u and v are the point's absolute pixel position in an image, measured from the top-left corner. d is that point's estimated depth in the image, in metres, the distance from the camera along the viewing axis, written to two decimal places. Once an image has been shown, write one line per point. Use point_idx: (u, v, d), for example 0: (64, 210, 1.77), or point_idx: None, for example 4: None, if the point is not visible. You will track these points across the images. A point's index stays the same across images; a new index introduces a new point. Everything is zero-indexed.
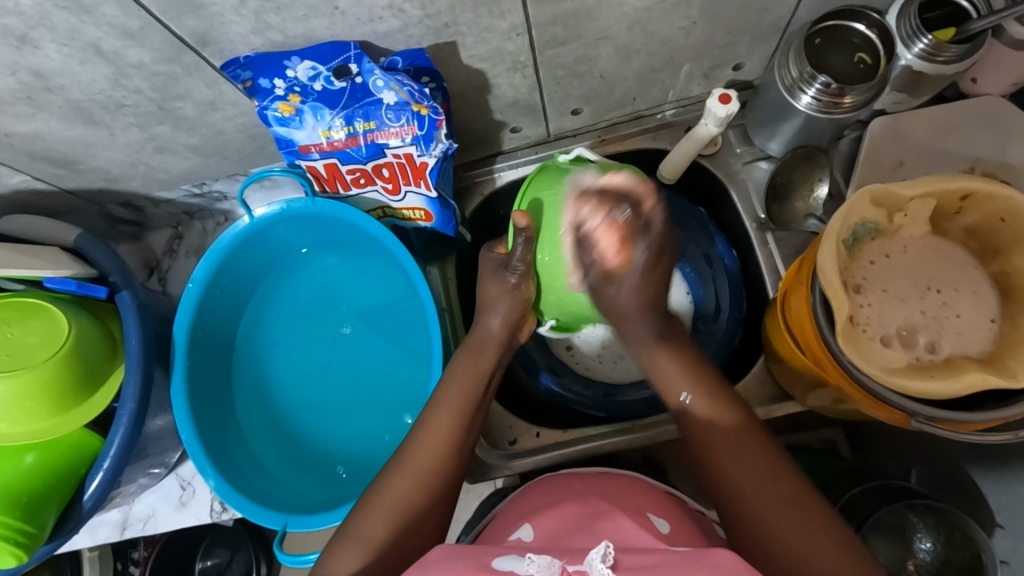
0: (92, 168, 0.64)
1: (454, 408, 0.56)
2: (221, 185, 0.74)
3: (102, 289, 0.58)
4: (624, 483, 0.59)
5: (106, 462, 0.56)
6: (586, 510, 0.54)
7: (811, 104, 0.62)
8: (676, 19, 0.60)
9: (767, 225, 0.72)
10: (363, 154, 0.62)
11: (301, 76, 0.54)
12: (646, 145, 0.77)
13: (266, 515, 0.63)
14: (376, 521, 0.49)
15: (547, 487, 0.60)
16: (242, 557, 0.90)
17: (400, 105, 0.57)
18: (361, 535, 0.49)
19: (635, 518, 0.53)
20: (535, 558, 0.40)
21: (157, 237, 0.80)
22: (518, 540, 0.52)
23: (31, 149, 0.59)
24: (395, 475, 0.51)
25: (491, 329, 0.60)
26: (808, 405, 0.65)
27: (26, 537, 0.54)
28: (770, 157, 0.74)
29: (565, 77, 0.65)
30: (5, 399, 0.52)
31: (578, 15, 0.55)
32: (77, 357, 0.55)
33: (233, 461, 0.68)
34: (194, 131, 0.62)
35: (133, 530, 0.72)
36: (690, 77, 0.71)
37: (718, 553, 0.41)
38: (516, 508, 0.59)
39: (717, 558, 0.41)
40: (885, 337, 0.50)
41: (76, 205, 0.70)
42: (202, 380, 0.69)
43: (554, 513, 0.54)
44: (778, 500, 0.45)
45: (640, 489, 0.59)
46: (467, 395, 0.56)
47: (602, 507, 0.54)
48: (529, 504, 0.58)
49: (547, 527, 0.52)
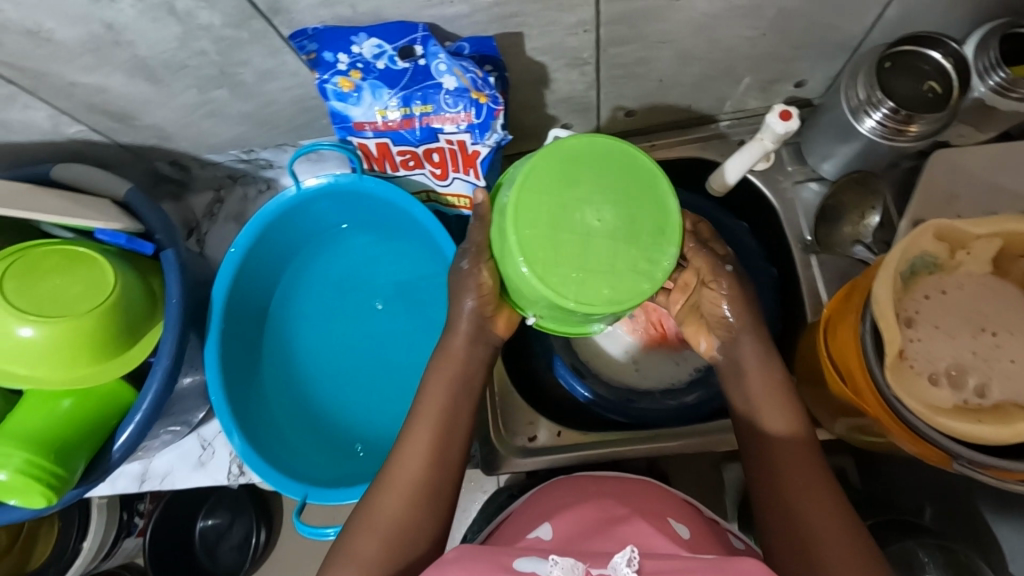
0: (147, 125, 0.65)
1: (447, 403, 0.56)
2: (269, 153, 0.74)
3: (149, 246, 0.60)
4: (642, 488, 0.59)
5: (138, 415, 0.57)
6: (605, 514, 0.54)
7: (873, 129, 0.61)
8: (744, 29, 0.59)
9: (812, 247, 0.71)
10: (416, 137, 0.61)
11: (366, 53, 0.55)
12: (693, 154, 0.76)
13: (288, 484, 0.64)
14: (367, 540, 0.50)
15: (567, 487, 0.60)
16: (243, 520, 1.00)
17: (459, 91, 0.57)
18: (354, 554, 0.49)
19: (656, 523, 0.52)
20: (558, 560, 0.41)
21: (198, 199, 0.81)
22: (536, 538, 0.52)
23: (92, 101, 0.60)
24: (381, 493, 0.52)
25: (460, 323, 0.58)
26: (835, 433, 0.64)
27: (57, 479, 0.53)
28: (822, 179, 0.73)
29: (623, 77, 0.65)
30: (48, 344, 0.53)
31: (646, 15, 0.54)
32: (121, 308, 0.55)
33: (259, 429, 0.68)
34: (250, 98, 0.62)
35: (150, 484, 0.74)
36: (749, 89, 0.70)
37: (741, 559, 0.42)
38: (531, 505, 0.60)
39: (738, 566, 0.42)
40: (933, 374, 0.47)
41: (124, 158, 0.71)
42: (233, 347, 0.69)
43: (573, 518, 0.54)
44: (791, 468, 0.51)
45: (656, 494, 0.59)
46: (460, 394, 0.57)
47: (622, 513, 0.53)
48: (547, 504, 0.58)
49: (563, 528, 0.53)
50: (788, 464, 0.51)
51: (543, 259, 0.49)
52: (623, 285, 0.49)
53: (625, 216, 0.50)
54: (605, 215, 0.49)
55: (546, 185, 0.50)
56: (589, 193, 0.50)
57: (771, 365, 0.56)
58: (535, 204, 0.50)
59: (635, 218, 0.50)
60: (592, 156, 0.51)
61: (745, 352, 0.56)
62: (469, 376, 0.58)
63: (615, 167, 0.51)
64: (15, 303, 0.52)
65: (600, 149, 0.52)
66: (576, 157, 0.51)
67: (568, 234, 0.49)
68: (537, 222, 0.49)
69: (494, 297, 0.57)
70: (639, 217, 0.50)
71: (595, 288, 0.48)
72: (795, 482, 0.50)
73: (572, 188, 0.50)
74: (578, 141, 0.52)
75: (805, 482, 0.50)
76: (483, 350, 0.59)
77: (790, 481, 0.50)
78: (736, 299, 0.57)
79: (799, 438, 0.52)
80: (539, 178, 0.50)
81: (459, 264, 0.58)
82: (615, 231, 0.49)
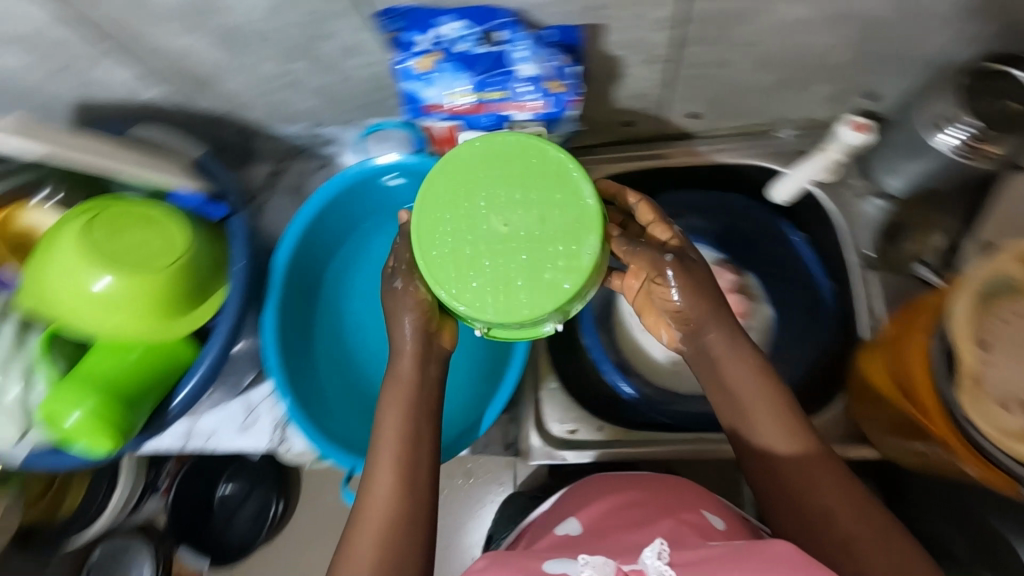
0: (224, 92, 0.67)
1: (406, 420, 0.52)
2: (335, 129, 0.76)
3: (220, 209, 0.62)
4: (675, 486, 0.58)
5: (200, 373, 0.59)
6: (641, 512, 0.53)
7: (954, 147, 0.60)
8: (827, 36, 0.58)
9: (875, 263, 0.71)
10: (484, 124, 0.62)
11: (450, 34, 0.55)
12: (755, 161, 0.75)
13: (337, 453, 0.65)
14: None
15: (601, 484, 0.60)
16: (259, 493, 1.07)
17: (535, 80, 0.57)
18: None
19: (686, 518, 0.52)
20: (589, 560, 0.41)
21: (257, 169, 0.82)
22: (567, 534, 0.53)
23: (176, 64, 0.61)
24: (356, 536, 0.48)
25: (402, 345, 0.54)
26: (884, 453, 0.63)
27: (123, 428, 0.55)
28: (884, 195, 0.72)
29: (696, 78, 0.64)
30: (123, 296, 0.54)
31: (732, 17, 0.54)
32: (192, 267, 0.57)
33: (312, 397, 0.70)
34: (327, 73, 0.63)
35: (193, 443, 0.75)
36: (821, 99, 0.69)
37: (776, 543, 0.41)
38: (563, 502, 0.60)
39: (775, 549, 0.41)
40: (1005, 401, 0.44)
41: (196, 124, 0.73)
42: (291, 314, 0.71)
43: (607, 518, 0.54)
44: (806, 484, 0.48)
45: (680, 489, 0.57)
46: (420, 409, 0.53)
47: (654, 513, 0.53)
48: (580, 498, 0.59)
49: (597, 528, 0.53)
50: (803, 476, 0.49)
51: (455, 276, 0.51)
52: (541, 288, 0.50)
53: (531, 218, 0.51)
54: (509, 220, 0.51)
55: (448, 202, 0.53)
56: (495, 200, 0.52)
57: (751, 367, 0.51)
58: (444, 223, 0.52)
59: (545, 219, 0.51)
60: (490, 161, 0.53)
61: (723, 366, 0.52)
62: (427, 395, 0.54)
63: (513, 167, 0.52)
64: (96, 251, 0.54)
65: (493, 150, 0.53)
66: (476, 166, 0.53)
67: (477, 247, 0.51)
68: (445, 240, 0.52)
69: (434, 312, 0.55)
70: (547, 217, 0.51)
71: (512, 298, 0.50)
72: (823, 493, 0.48)
73: (471, 199, 0.52)
74: (468, 148, 0.53)
75: (824, 492, 0.48)
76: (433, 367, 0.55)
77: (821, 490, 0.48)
78: (687, 288, 0.50)
79: (803, 453, 0.49)
80: (441, 194, 0.53)
81: (393, 284, 0.56)
82: (521, 236, 0.51)
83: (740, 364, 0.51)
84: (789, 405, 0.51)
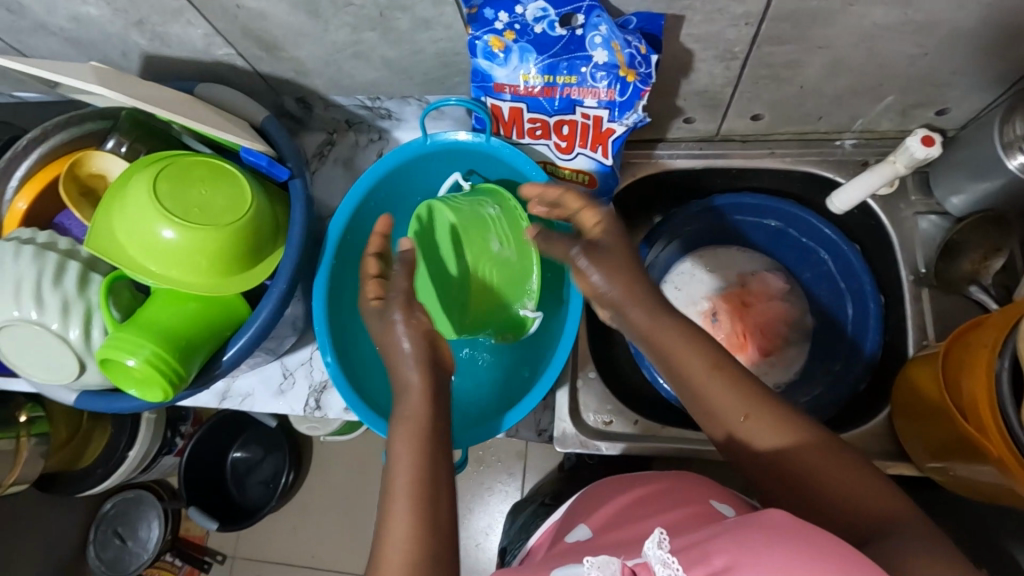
0: (291, 57, 0.67)
1: (420, 457, 0.49)
2: (393, 103, 0.76)
3: (283, 172, 0.62)
4: (682, 477, 0.55)
5: (252, 329, 0.59)
6: (649, 502, 0.53)
7: (1022, 167, 0.59)
8: (907, 45, 0.57)
9: (926, 280, 0.69)
10: (553, 107, 0.62)
11: (528, 15, 0.57)
12: (810, 168, 0.75)
13: (377, 422, 0.64)
14: None
15: (613, 484, 0.59)
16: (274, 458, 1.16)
17: (608, 67, 0.57)
18: None
19: (692, 508, 0.49)
20: (591, 561, 0.40)
21: (312, 138, 0.83)
22: (576, 540, 0.52)
23: (249, 25, 0.62)
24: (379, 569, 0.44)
25: (407, 377, 0.54)
26: (924, 471, 0.62)
27: (176, 377, 0.56)
28: (944, 213, 0.71)
29: (766, 79, 0.64)
30: (186, 249, 0.55)
31: (815, 18, 0.54)
32: (251, 225, 0.57)
33: (354, 370, 0.68)
34: (397, 45, 0.63)
35: (230, 403, 0.77)
36: (887, 110, 0.68)
37: (771, 511, 0.37)
38: (579, 504, 0.58)
39: (767, 517, 0.37)
40: None
41: (258, 87, 0.74)
42: (341, 282, 0.70)
43: (616, 515, 0.53)
44: (799, 460, 0.46)
45: (684, 482, 0.54)
46: (438, 437, 0.51)
47: (666, 506, 0.50)
48: (592, 499, 0.58)
49: (609, 526, 0.51)
50: (793, 453, 0.46)
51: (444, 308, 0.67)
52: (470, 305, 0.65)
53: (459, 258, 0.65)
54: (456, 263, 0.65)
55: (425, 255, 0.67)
56: (437, 253, 0.66)
57: (699, 351, 0.51)
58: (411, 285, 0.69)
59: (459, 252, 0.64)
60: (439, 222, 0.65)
61: (676, 347, 0.51)
62: (438, 426, 0.52)
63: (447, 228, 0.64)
64: (161, 203, 0.54)
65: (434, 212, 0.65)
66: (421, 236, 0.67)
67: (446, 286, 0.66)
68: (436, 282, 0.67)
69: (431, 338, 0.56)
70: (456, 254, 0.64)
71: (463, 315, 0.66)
72: (825, 474, 0.45)
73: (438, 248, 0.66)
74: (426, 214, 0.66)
75: (831, 465, 0.45)
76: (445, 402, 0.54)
77: (811, 469, 0.45)
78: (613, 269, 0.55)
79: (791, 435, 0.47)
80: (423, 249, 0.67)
81: (392, 317, 0.56)
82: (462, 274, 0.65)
83: (703, 345, 0.51)
84: (741, 382, 0.49)
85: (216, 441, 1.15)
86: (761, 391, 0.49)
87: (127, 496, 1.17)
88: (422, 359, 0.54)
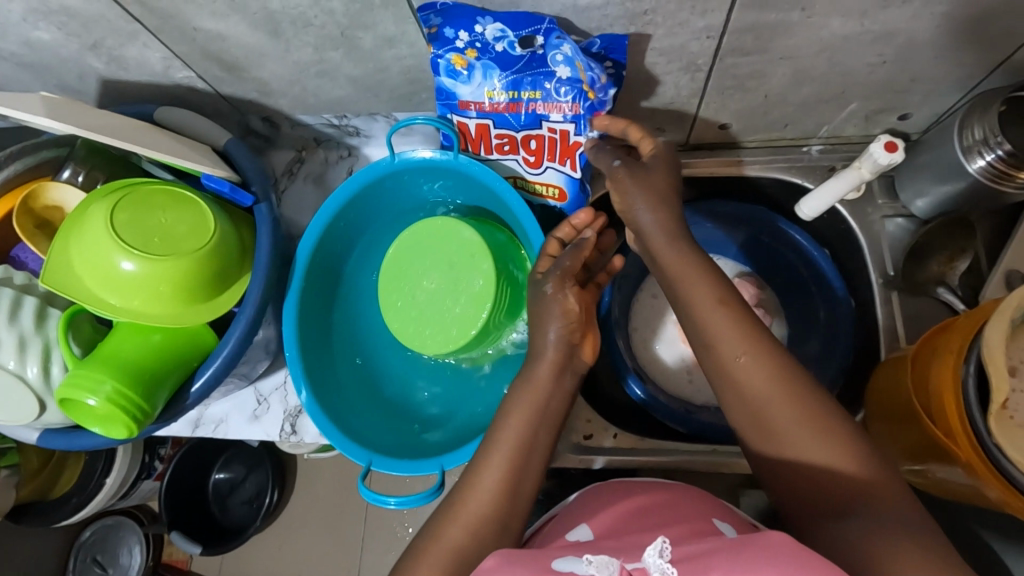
0: (253, 78, 0.66)
1: (522, 428, 0.53)
2: (360, 121, 0.75)
3: (247, 197, 0.61)
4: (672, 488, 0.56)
5: (222, 353, 0.58)
6: (643, 509, 0.52)
7: (981, 169, 0.59)
8: (868, 55, 0.58)
9: (894, 282, 0.70)
10: (519, 122, 0.62)
11: (488, 34, 0.55)
12: (779, 174, 0.75)
13: (352, 448, 0.63)
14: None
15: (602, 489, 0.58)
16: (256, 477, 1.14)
17: (571, 81, 0.57)
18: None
19: (693, 525, 0.48)
20: (592, 559, 0.37)
21: (279, 156, 0.82)
22: (576, 540, 0.51)
23: (208, 48, 0.60)
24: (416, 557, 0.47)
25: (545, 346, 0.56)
26: None
27: (141, 414, 0.55)
28: (910, 215, 0.72)
29: (732, 89, 0.64)
30: (146, 279, 0.53)
31: (775, 30, 0.54)
32: (216, 249, 0.56)
33: (329, 396, 0.67)
34: (362, 63, 0.62)
35: (203, 430, 0.75)
36: (852, 116, 0.69)
37: (770, 535, 0.37)
38: (579, 504, 0.57)
39: (767, 541, 0.37)
40: None
41: (221, 108, 0.72)
42: (311, 306, 0.69)
43: (611, 520, 0.52)
44: (801, 426, 0.45)
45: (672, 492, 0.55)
46: (546, 416, 0.54)
47: (657, 517, 0.50)
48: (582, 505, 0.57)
49: (602, 531, 0.51)
50: (798, 413, 0.46)
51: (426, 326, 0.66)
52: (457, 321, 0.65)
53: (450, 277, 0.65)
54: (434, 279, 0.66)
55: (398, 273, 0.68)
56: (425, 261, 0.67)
57: (711, 285, 0.51)
58: (398, 295, 0.67)
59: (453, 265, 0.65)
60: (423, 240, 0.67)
61: (693, 290, 0.51)
62: (548, 404, 0.55)
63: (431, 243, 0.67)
64: (118, 234, 0.53)
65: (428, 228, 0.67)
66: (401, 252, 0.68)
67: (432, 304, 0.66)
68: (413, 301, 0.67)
69: (579, 325, 0.56)
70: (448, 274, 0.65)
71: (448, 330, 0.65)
72: (811, 448, 0.45)
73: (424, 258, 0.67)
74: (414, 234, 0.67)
75: (823, 428, 0.45)
76: (569, 381, 0.57)
77: (803, 443, 0.45)
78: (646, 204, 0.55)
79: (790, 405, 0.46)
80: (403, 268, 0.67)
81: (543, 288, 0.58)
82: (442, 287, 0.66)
83: (709, 285, 0.51)
84: (746, 319, 0.49)
85: (195, 464, 1.13)
86: (778, 352, 0.48)
87: (106, 522, 1.14)
88: (561, 337, 0.56)
